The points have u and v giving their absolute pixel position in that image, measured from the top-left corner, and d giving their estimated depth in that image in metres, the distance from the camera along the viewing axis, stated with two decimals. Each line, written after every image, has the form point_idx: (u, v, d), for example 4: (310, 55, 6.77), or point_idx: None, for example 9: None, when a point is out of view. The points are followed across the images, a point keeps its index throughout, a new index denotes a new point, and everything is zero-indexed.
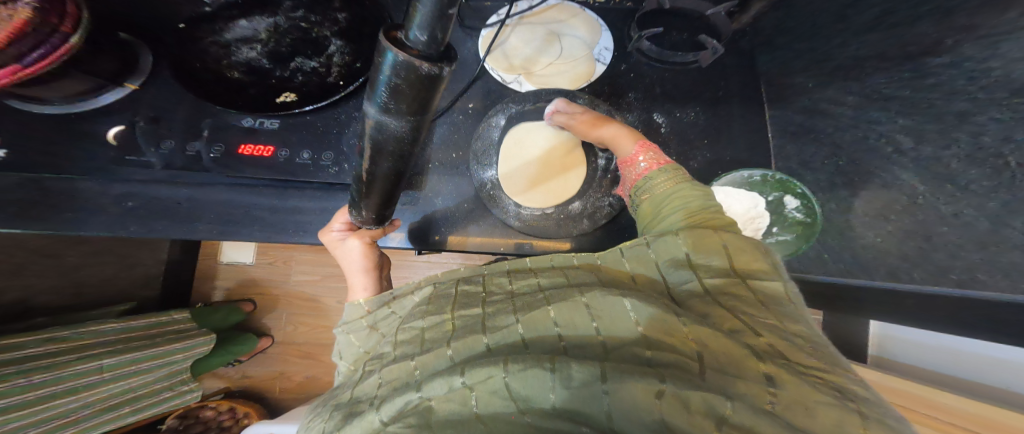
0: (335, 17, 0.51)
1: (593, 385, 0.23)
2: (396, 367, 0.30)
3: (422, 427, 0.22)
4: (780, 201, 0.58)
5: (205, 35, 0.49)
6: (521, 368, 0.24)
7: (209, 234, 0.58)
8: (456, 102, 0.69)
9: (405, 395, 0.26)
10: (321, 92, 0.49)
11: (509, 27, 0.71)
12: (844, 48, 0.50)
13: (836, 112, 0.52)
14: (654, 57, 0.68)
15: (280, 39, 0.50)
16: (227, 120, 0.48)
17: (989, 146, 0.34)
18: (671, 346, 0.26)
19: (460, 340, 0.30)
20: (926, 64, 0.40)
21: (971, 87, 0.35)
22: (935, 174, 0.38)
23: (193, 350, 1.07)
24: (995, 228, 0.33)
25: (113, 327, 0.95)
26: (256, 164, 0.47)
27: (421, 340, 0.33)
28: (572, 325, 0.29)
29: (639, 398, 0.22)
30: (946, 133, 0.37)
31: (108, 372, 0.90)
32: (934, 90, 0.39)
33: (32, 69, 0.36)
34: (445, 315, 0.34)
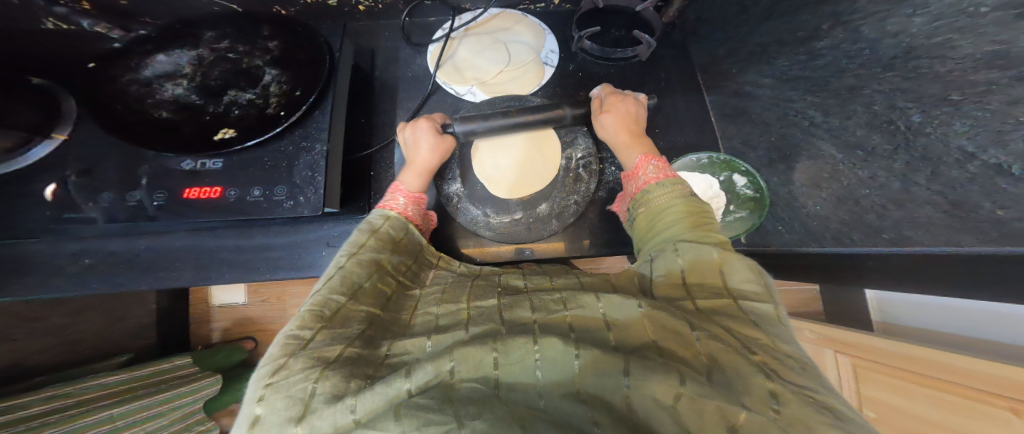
0: (265, 46, 0.53)
1: (618, 376, 0.26)
2: (410, 341, 0.33)
3: (442, 400, 0.25)
4: (730, 179, 0.60)
5: (124, 73, 0.50)
6: (554, 350, 0.28)
7: (180, 280, 0.62)
8: (413, 118, 0.71)
9: (434, 364, 0.28)
10: (260, 123, 0.49)
11: (456, 40, 0.73)
12: (752, 35, 0.53)
13: (757, 94, 0.54)
14: (597, 55, 0.69)
15: (207, 72, 0.51)
16: (167, 165, 0.48)
17: (881, 114, 0.36)
18: (681, 358, 0.28)
19: (479, 326, 0.33)
20: (814, 47, 0.43)
21: (850, 66, 0.38)
22: (846, 144, 0.41)
23: (202, 391, 1.07)
24: (906, 187, 0.35)
25: (117, 378, 0.94)
26: (206, 206, 0.48)
27: (434, 325, 0.36)
28: (585, 321, 0.33)
29: (660, 392, 0.24)
30: (843, 106, 0.39)
31: (122, 421, 0.89)
32: (823, 69, 0.42)
33: None
34: (461, 306, 0.38)
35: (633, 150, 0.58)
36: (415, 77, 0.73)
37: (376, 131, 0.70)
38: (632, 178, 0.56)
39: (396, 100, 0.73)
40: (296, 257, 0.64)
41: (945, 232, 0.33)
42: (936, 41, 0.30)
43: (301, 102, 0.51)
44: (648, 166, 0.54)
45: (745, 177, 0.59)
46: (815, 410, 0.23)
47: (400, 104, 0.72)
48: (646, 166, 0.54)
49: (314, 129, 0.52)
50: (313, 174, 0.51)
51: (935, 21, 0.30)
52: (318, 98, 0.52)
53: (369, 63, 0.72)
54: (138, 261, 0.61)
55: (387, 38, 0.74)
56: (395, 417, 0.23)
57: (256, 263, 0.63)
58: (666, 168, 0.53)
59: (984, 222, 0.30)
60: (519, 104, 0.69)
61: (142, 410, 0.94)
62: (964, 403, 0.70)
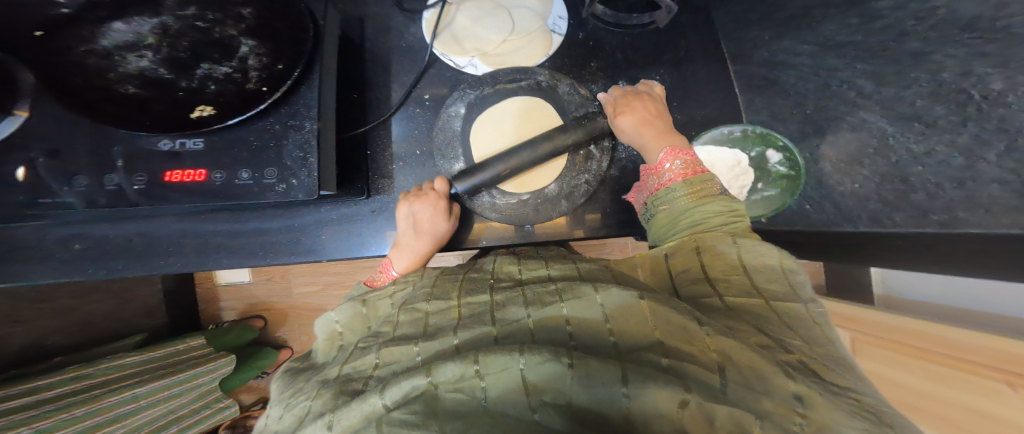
0: (239, 14, 0.47)
1: (614, 386, 0.23)
2: (394, 349, 0.30)
3: (426, 415, 0.22)
4: (763, 155, 0.57)
5: (74, 42, 0.42)
6: (539, 360, 0.24)
7: (173, 266, 0.60)
8: (411, 93, 0.66)
9: (411, 378, 0.25)
10: (242, 101, 0.45)
11: (453, 5, 0.66)
12: None
13: (795, 62, 0.50)
14: (610, 21, 0.64)
15: (174, 43, 0.45)
16: (139, 145, 0.45)
17: (950, 83, 0.33)
18: (687, 354, 0.26)
19: (470, 331, 0.30)
20: (873, 8, 0.39)
21: (920, 26, 0.35)
22: (900, 115, 0.38)
23: (215, 373, 1.04)
24: (969, 163, 0.32)
25: (135, 358, 0.93)
26: (191, 190, 0.45)
27: (423, 326, 0.33)
28: (583, 318, 0.29)
29: (662, 403, 0.21)
30: (903, 73, 0.37)
31: (144, 400, 0.90)
32: (885, 32, 0.38)
33: None
34: (452, 303, 0.35)
35: (645, 134, 0.55)
36: (410, 48, 0.68)
37: (370, 109, 0.66)
38: (655, 174, 0.54)
39: (390, 72, 0.67)
40: (296, 243, 0.62)
41: (1010, 214, 0.30)
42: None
43: (285, 77, 0.46)
44: (671, 162, 0.52)
45: (781, 154, 0.54)
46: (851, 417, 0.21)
47: (396, 77, 0.67)
48: (668, 162, 0.52)
49: (303, 107, 0.47)
50: (305, 155, 0.47)
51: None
52: (303, 72, 0.47)
53: (359, 35, 0.67)
54: (128, 246, 0.58)
55: (378, 3, 0.67)
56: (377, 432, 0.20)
57: (251, 248, 0.61)
58: (693, 163, 0.51)
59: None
60: (524, 78, 0.65)
61: (162, 390, 0.94)
62: (959, 380, 0.68)
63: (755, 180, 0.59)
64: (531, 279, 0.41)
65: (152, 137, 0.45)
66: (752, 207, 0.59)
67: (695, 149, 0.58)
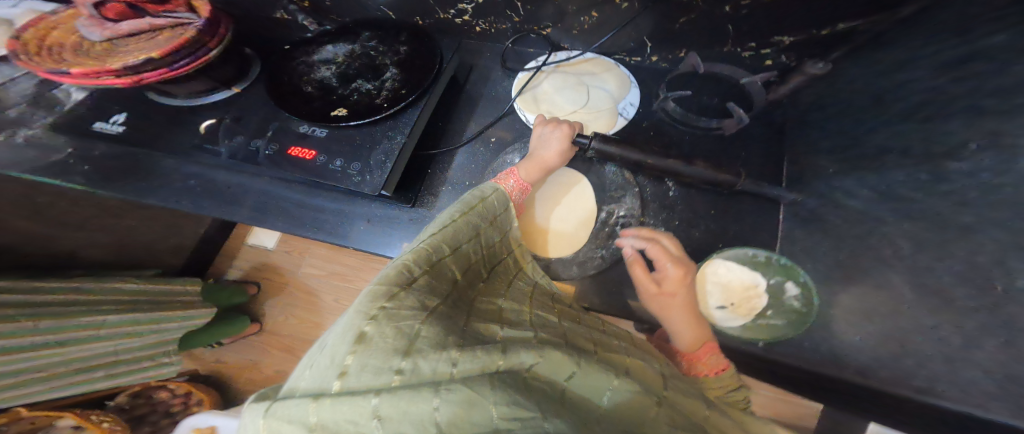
0: (397, 50, 0.62)
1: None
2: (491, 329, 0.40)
3: (524, 387, 0.32)
4: (781, 285, 0.59)
5: (300, 55, 0.63)
6: (595, 389, 0.38)
7: (243, 218, 0.67)
8: (483, 132, 0.76)
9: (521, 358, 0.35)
10: (367, 110, 0.56)
11: (545, 73, 0.78)
12: (870, 136, 0.46)
13: (849, 203, 0.49)
14: (677, 117, 0.71)
15: (350, 62, 0.61)
16: (287, 125, 0.57)
17: (980, 266, 0.33)
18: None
19: (546, 341, 0.41)
20: (945, 168, 0.36)
21: (970, 201, 0.34)
22: (925, 285, 0.38)
23: (191, 321, 1.16)
24: (966, 347, 0.34)
25: (131, 287, 1.06)
26: (298, 164, 0.54)
27: (503, 321, 0.44)
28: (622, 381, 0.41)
29: None
30: (942, 245, 0.36)
31: (108, 329, 0.98)
32: (936, 197, 0.37)
33: (174, 73, 0.55)
34: (522, 316, 0.47)
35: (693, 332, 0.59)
36: (497, 97, 0.79)
37: (446, 137, 0.76)
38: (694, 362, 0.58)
39: (474, 113, 0.78)
40: (339, 225, 0.67)
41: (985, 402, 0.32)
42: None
43: (403, 98, 0.57)
44: (709, 359, 0.57)
45: (798, 289, 0.57)
46: None
47: (476, 118, 0.78)
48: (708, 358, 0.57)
49: (403, 123, 0.56)
50: (385, 160, 0.54)
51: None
52: (415, 98, 0.58)
53: (464, 78, 0.80)
54: (223, 192, 0.67)
55: (489, 58, 0.81)
56: (494, 387, 0.30)
57: (305, 221, 0.67)
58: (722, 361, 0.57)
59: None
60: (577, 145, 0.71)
61: (130, 325, 1.02)
62: None
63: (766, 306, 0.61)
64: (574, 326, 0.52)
65: (299, 122, 0.57)
66: (752, 330, 0.60)
67: (715, 260, 0.64)
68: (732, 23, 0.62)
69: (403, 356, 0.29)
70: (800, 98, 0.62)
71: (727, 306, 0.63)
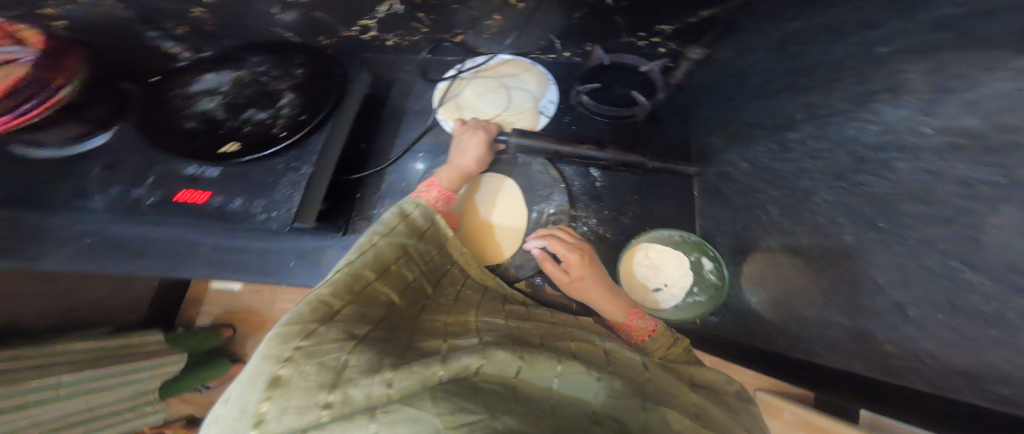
0: (291, 74, 0.62)
1: (622, 402, 0.34)
2: (432, 344, 0.38)
3: (469, 390, 0.30)
4: (698, 262, 0.62)
5: (175, 88, 0.59)
6: (563, 370, 0.36)
7: (158, 268, 0.65)
8: (408, 150, 0.75)
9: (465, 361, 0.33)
10: (263, 141, 0.55)
11: (465, 79, 0.77)
12: (749, 112, 0.54)
13: (734, 176, 0.58)
14: (594, 110, 0.70)
15: (239, 92, 0.60)
16: (171, 167, 0.52)
17: (855, 226, 0.37)
18: (666, 402, 0.37)
19: (494, 341, 0.39)
20: (785, 136, 0.47)
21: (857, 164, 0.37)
22: (809, 244, 0.43)
23: (163, 368, 1.08)
24: (848, 299, 0.38)
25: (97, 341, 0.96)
26: (189, 210, 0.51)
27: (447, 333, 0.42)
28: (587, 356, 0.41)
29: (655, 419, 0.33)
30: (823, 207, 0.41)
31: (65, 391, 0.89)
32: (814, 164, 0.42)
33: (24, 121, 0.45)
34: (471, 322, 0.45)
35: (614, 303, 0.59)
36: (421, 110, 0.78)
37: (370, 158, 0.74)
38: (628, 331, 0.57)
39: (398, 128, 0.77)
40: (271, 264, 0.68)
41: (874, 350, 0.35)
42: (938, 145, 0.29)
43: (303, 126, 0.57)
44: (637, 320, 0.57)
45: (712, 263, 0.61)
46: None
47: (401, 134, 0.76)
48: (636, 320, 0.57)
49: (307, 152, 0.56)
50: (292, 193, 0.54)
51: (929, 125, 0.30)
52: (319, 124, 0.58)
53: (383, 93, 0.77)
54: (127, 246, 0.63)
55: (408, 71, 0.79)
56: (434, 399, 0.28)
57: (227, 263, 0.67)
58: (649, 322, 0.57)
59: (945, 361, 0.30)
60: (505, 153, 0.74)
61: (94, 381, 0.94)
62: None
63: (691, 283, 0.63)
64: (536, 322, 0.51)
65: (183, 163, 0.53)
66: (682, 309, 0.64)
67: (644, 246, 0.65)
68: (618, 15, 0.61)
69: (328, 389, 0.28)
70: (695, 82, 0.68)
71: (660, 288, 0.65)
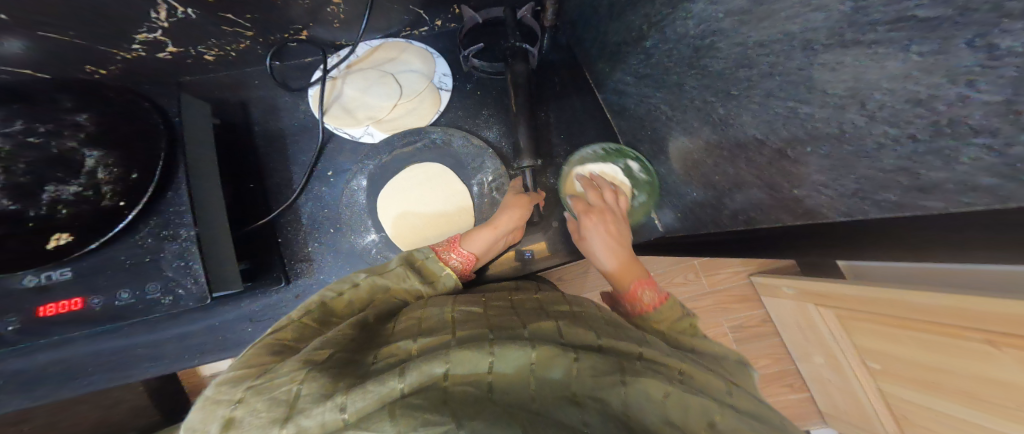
0: (74, 119, 0.39)
1: (614, 376, 0.31)
2: (397, 345, 0.34)
3: (437, 402, 0.27)
4: (627, 166, 0.69)
5: None
6: (546, 352, 0.32)
7: (97, 385, 0.60)
8: (314, 172, 0.70)
9: (427, 367, 0.29)
10: (99, 223, 0.39)
11: (339, 79, 0.71)
12: (613, 28, 0.56)
13: (627, 91, 0.60)
14: (489, 70, 0.72)
15: (3, 166, 0.35)
16: (2, 285, 0.41)
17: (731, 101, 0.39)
18: (657, 364, 0.34)
19: (469, 330, 0.35)
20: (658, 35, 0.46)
21: (707, 49, 0.39)
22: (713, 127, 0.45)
23: None
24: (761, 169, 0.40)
25: None
26: (77, 319, 0.43)
27: (418, 327, 0.38)
28: (569, 329, 0.36)
29: (652, 390, 0.30)
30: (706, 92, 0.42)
31: None
32: (680, 59, 0.44)
33: None
34: (446, 310, 0.41)
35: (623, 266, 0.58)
36: (304, 126, 0.71)
37: (279, 193, 0.69)
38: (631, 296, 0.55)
39: (290, 153, 0.71)
40: (221, 338, 0.65)
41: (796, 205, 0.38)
42: (734, 23, 0.33)
43: (143, 187, 0.42)
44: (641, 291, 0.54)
45: (637, 163, 0.68)
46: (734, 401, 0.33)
47: (294, 157, 0.71)
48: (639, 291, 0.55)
49: (173, 214, 0.45)
50: (187, 263, 0.46)
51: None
52: (167, 177, 0.45)
53: (245, 118, 0.70)
54: (52, 374, 0.58)
55: (262, 86, 0.70)
56: (391, 416, 0.25)
57: (173, 354, 0.63)
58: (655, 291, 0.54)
59: (826, 195, 0.33)
60: (419, 138, 0.73)
61: None
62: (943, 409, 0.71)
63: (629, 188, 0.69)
64: (512, 299, 0.47)
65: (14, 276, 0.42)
66: (633, 214, 0.68)
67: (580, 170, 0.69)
68: None
69: (281, 423, 0.26)
70: None
71: None
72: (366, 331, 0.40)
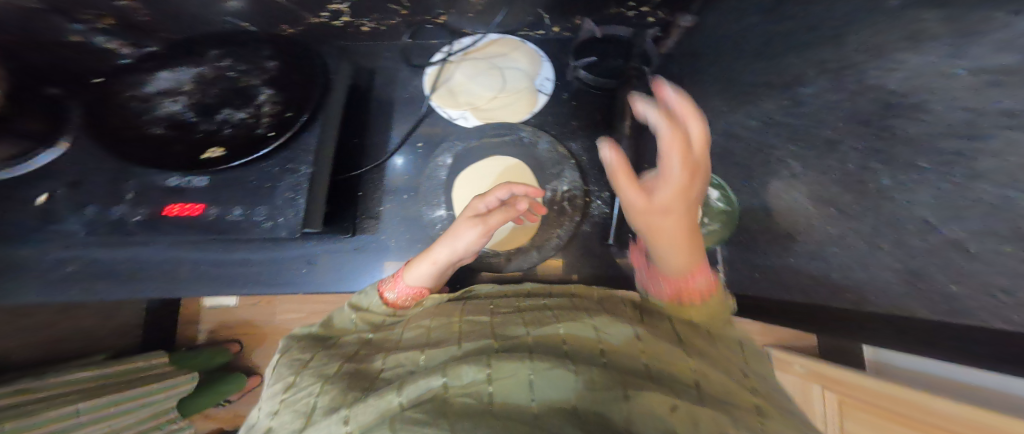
0: (265, 66, 0.55)
1: (616, 389, 0.25)
2: (403, 356, 0.34)
3: (437, 415, 0.24)
4: (705, 192, 0.61)
5: (127, 90, 0.51)
6: (548, 368, 0.27)
7: (159, 292, 0.62)
8: (407, 139, 0.73)
9: (429, 381, 0.28)
10: (246, 143, 0.49)
11: (453, 64, 0.74)
12: (736, 68, 0.52)
13: (741, 133, 0.53)
14: (591, 84, 0.71)
15: (206, 90, 0.53)
16: (149, 180, 0.47)
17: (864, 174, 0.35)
18: (674, 375, 0.28)
19: (472, 342, 0.34)
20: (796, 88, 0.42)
21: (860, 108, 0.34)
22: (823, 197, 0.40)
23: (165, 396, 0.95)
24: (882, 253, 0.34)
25: (87, 375, 0.85)
26: (182, 223, 0.46)
27: (427, 337, 0.38)
28: (578, 336, 0.33)
29: (656, 406, 0.24)
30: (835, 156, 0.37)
31: (89, 417, 0.78)
32: (807, 116, 0.40)
33: None
34: (452, 319, 0.41)
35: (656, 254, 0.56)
36: (411, 98, 0.75)
37: (370, 153, 0.72)
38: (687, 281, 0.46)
39: (390, 120, 0.74)
40: (280, 274, 0.65)
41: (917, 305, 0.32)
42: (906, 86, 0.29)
43: (291, 123, 0.51)
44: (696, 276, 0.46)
45: (717, 190, 0.61)
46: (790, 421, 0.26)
47: (394, 125, 0.74)
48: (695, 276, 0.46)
49: (301, 152, 0.51)
50: (293, 196, 0.49)
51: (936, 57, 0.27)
52: (308, 120, 0.52)
53: (367, 83, 0.73)
54: (124, 270, 0.60)
55: (389, 57, 0.75)
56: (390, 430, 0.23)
57: (235, 278, 0.64)
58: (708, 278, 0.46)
59: (968, 299, 0.28)
60: (507, 133, 0.72)
61: (112, 407, 0.83)
62: None
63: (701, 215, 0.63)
64: (530, 306, 0.45)
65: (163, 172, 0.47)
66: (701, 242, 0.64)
67: None
68: None
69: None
70: None
71: None
72: (378, 342, 0.41)
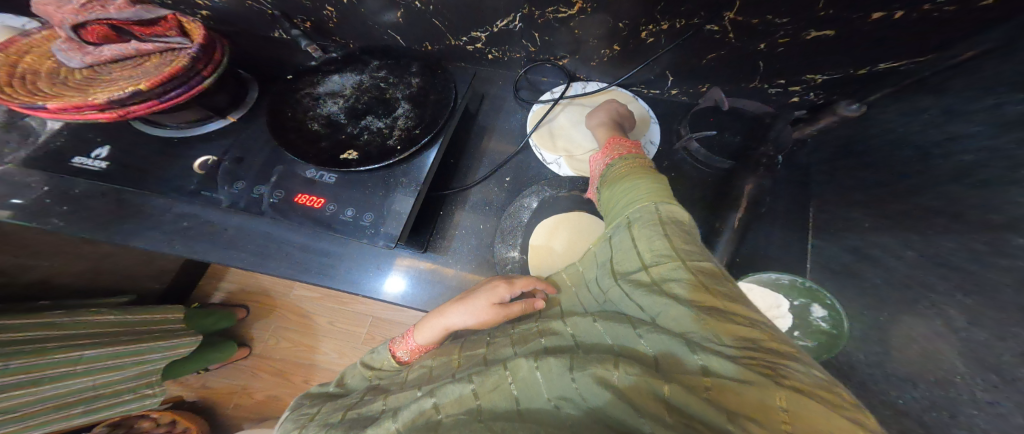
0: (409, 82, 0.60)
1: (571, 380, 0.29)
2: (401, 396, 0.37)
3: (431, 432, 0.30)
4: (806, 308, 0.54)
5: (304, 86, 0.60)
6: (520, 376, 0.31)
7: (240, 263, 0.63)
8: (494, 173, 0.72)
9: (420, 406, 0.33)
10: (380, 153, 0.53)
11: (561, 106, 0.75)
12: (887, 184, 0.50)
13: (878, 257, 0.48)
14: (699, 157, 0.69)
15: (359, 95, 0.60)
16: (294, 169, 0.55)
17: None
18: (659, 368, 0.29)
19: (465, 369, 0.38)
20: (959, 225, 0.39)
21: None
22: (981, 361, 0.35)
23: (176, 350, 1.07)
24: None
25: (110, 319, 0.96)
26: (304, 212, 0.52)
27: (429, 374, 0.41)
28: (558, 346, 0.35)
29: (622, 406, 0.26)
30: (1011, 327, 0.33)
31: (83, 366, 0.88)
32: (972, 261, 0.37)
33: (166, 105, 0.51)
34: (453, 357, 0.43)
35: None
36: (510, 130, 0.76)
37: (459, 173, 0.73)
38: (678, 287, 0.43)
39: (483, 146, 0.75)
40: (348, 274, 0.64)
41: None
42: None
43: (418, 140, 0.54)
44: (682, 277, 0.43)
45: (825, 310, 0.51)
46: (807, 400, 0.24)
47: (486, 152, 0.75)
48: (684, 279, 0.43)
49: (417, 168, 0.54)
50: (401, 209, 0.52)
51: None
52: (431, 140, 0.56)
53: (475, 108, 0.77)
54: (217, 234, 0.63)
55: (501, 87, 0.79)
56: None
57: (308, 266, 0.63)
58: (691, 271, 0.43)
59: None
60: None
61: (111, 358, 0.93)
62: None
63: (793, 326, 0.56)
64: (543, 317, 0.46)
65: (304, 164, 0.55)
66: None
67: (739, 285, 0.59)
68: (763, 59, 0.60)
69: None
70: (826, 139, 0.64)
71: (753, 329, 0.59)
72: (383, 386, 0.46)
